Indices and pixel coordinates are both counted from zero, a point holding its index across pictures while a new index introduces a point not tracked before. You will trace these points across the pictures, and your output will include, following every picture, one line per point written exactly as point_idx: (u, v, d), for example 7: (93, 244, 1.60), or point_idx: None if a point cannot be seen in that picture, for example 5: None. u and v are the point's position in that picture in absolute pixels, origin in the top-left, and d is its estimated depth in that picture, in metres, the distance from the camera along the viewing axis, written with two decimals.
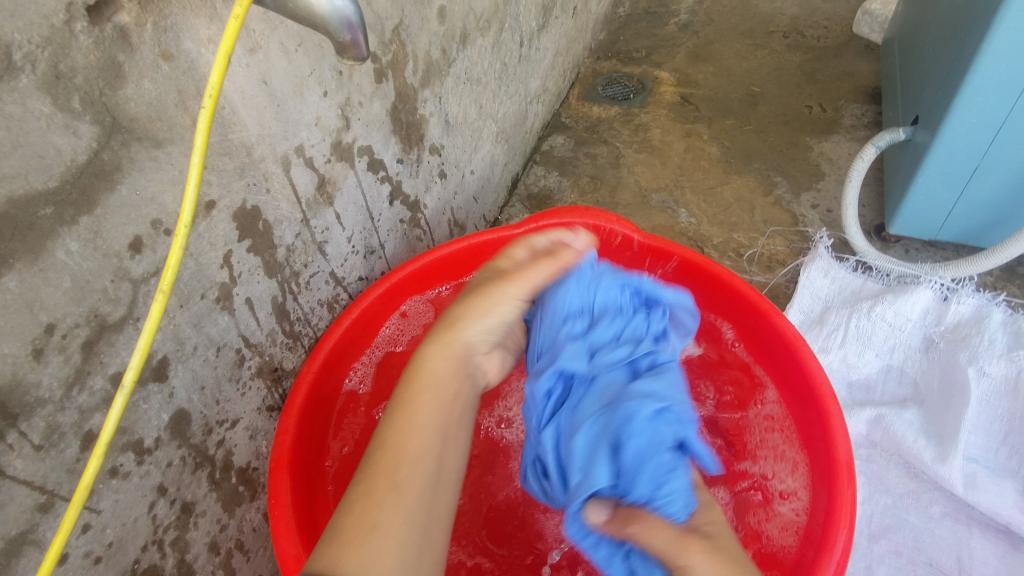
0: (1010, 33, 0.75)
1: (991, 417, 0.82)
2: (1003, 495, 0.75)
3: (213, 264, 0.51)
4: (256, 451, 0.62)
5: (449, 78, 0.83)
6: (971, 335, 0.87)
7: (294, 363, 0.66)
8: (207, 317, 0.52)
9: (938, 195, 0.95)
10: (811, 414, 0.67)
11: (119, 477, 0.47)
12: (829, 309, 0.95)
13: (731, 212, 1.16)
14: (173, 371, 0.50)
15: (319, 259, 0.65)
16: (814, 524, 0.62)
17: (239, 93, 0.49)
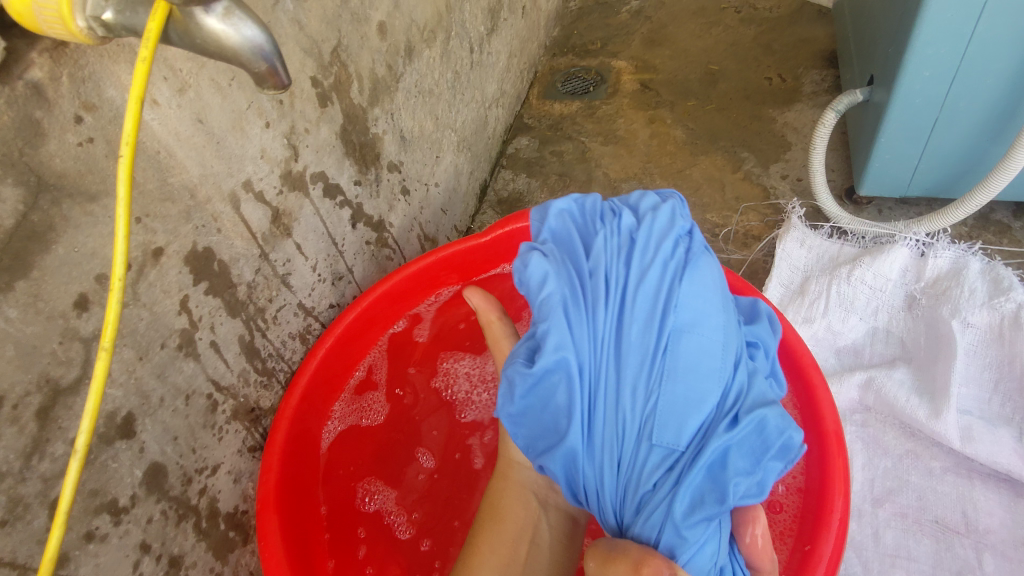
0: None
1: (980, 366, 0.81)
2: (1000, 444, 0.75)
3: (170, 312, 0.50)
4: (243, 494, 0.61)
5: (399, 93, 0.82)
6: (951, 288, 0.86)
7: (272, 401, 0.65)
8: (171, 366, 0.51)
9: (903, 151, 0.95)
10: (795, 387, 0.66)
11: (97, 540, 0.45)
12: (809, 279, 0.95)
13: (702, 193, 1.16)
14: (141, 426, 0.49)
15: (284, 292, 0.64)
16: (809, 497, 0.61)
17: (173, 136, 0.49)
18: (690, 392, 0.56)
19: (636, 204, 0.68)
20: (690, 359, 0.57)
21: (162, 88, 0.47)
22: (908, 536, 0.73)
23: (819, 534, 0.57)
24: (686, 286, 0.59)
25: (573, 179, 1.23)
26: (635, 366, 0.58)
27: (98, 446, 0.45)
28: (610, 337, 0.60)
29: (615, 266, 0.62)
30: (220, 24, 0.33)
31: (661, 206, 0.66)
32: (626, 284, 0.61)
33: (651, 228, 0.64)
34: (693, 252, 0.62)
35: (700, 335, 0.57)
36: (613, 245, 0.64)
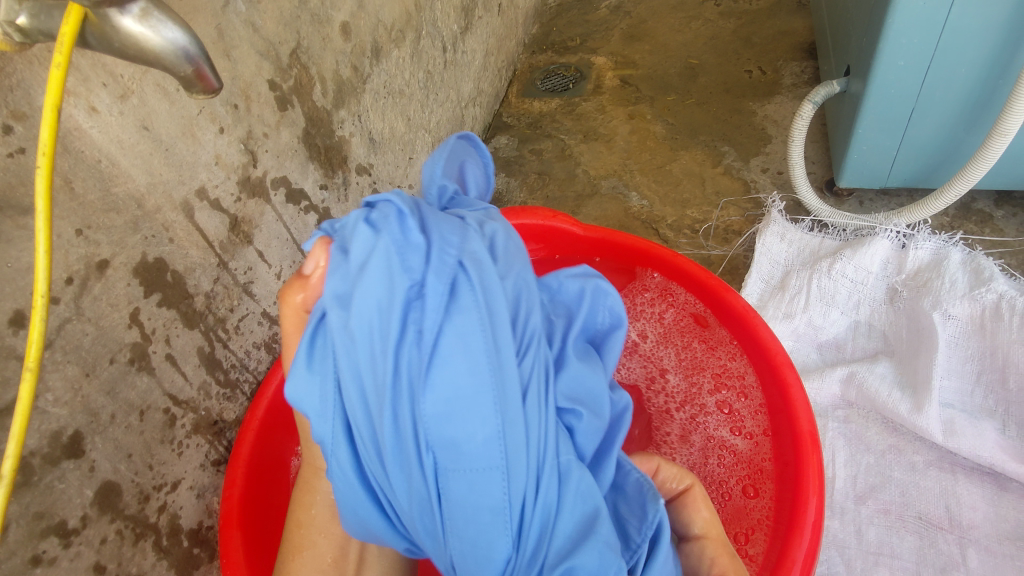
0: None
1: (962, 358, 0.80)
2: (983, 437, 0.74)
3: (119, 326, 0.49)
4: (207, 509, 0.59)
5: (366, 95, 0.81)
6: (932, 280, 0.85)
7: (237, 413, 0.64)
8: (123, 381, 0.49)
9: (880, 142, 0.94)
10: (769, 388, 0.65)
11: (44, 564, 0.44)
12: (789, 274, 0.93)
13: (682, 188, 1.15)
14: (90, 444, 0.47)
15: (246, 300, 0.62)
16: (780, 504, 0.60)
17: (116, 144, 0.47)
18: (473, 527, 0.44)
19: (348, 242, 0.46)
20: (461, 502, 0.43)
21: (102, 95, 0.45)
22: (891, 533, 0.72)
23: (793, 535, 0.56)
24: (429, 402, 0.42)
25: (552, 178, 1.22)
26: (408, 500, 0.45)
27: (42, 467, 0.43)
28: (380, 476, 0.46)
29: (365, 383, 0.44)
30: (138, 25, 0.32)
31: (368, 254, 0.44)
32: (377, 406, 0.44)
33: (363, 295, 0.43)
34: (426, 334, 0.43)
35: (466, 470, 0.43)
36: (361, 343, 0.44)
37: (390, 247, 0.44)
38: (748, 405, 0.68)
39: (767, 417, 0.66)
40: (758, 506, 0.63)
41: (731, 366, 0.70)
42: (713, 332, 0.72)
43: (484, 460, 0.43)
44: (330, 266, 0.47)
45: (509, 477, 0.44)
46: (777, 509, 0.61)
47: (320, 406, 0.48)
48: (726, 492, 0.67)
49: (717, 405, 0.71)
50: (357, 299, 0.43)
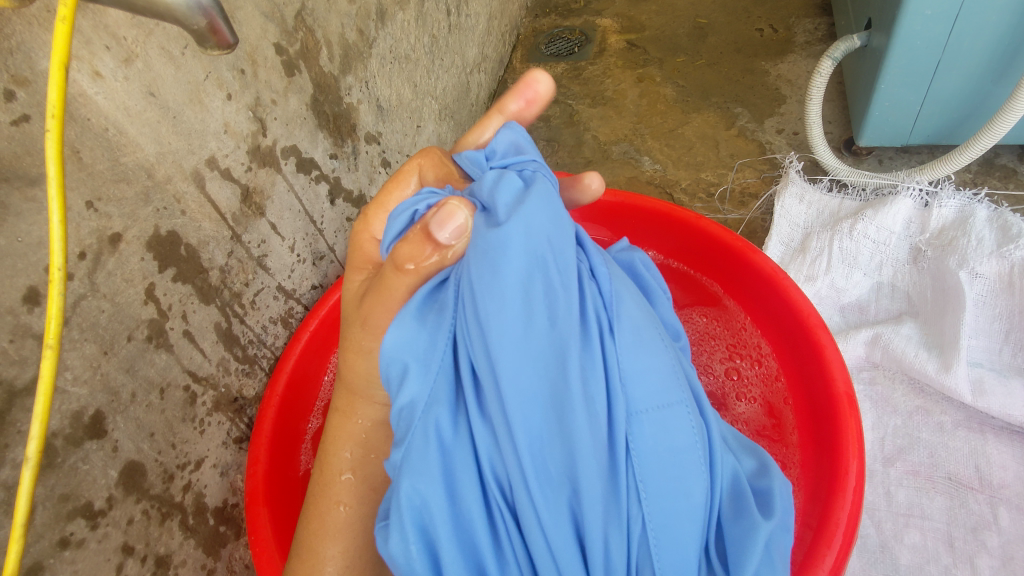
0: None
1: (990, 317, 0.79)
2: (1012, 396, 0.72)
3: (135, 302, 0.47)
4: (231, 486, 0.58)
5: (372, 60, 0.78)
6: (958, 238, 0.83)
7: (257, 389, 0.62)
8: (141, 359, 0.48)
9: (903, 98, 0.91)
10: (803, 348, 0.64)
11: (73, 546, 0.43)
12: (810, 235, 0.92)
13: (696, 151, 1.12)
14: (112, 424, 0.46)
15: (261, 274, 0.61)
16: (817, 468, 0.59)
17: (123, 111, 0.45)
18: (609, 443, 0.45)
19: (490, 196, 0.50)
20: (595, 421, 0.45)
21: (105, 59, 0.43)
22: (920, 494, 0.71)
23: (834, 498, 0.54)
24: (620, 341, 0.48)
25: (561, 145, 1.19)
26: (527, 444, 0.45)
27: (65, 448, 0.42)
28: (537, 424, 0.46)
29: (490, 322, 0.45)
30: None
31: (525, 198, 0.49)
32: (554, 356, 0.46)
33: (530, 245, 0.48)
34: (599, 275, 0.52)
35: (660, 408, 0.47)
36: (507, 289, 0.46)
37: (552, 195, 0.51)
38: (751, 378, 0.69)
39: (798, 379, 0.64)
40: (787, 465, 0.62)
41: (742, 336, 0.71)
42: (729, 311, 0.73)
43: (663, 399, 0.48)
44: (476, 231, 0.47)
45: (691, 413, 0.49)
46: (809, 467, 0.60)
47: (427, 357, 0.48)
48: (751, 445, 0.66)
49: (726, 369, 0.71)
50: (500, 255, 0.46)
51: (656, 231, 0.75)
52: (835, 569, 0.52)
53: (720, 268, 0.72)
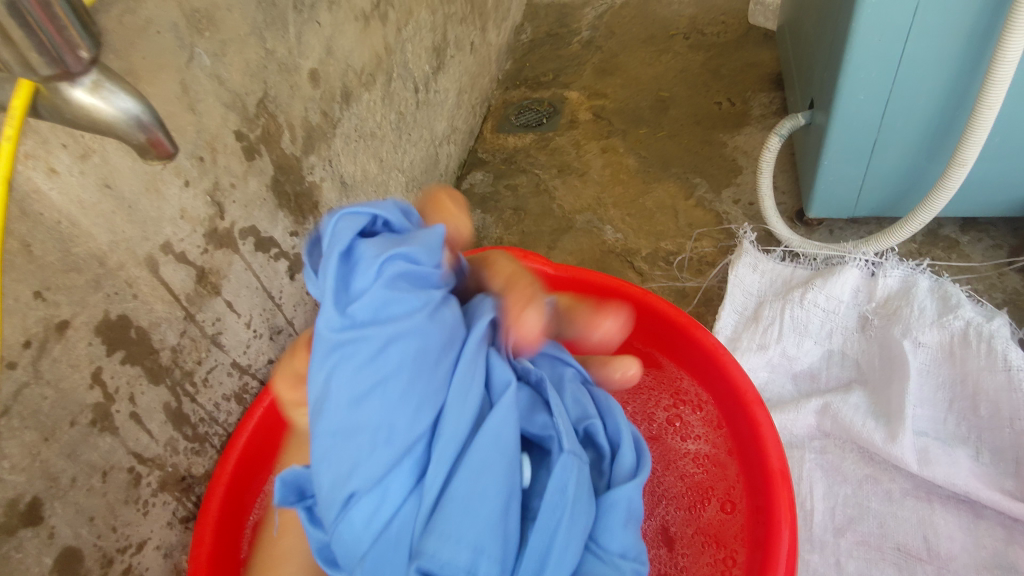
0: (877, 10, 0.75)
1: (934, 386, 0.82)
2: (956, 465, 0.75)
3: (81, 387, 0.48)
4: (175, 568, 0.58)
5: (337, 139, 0.81)
6: (902, 308, 0.87)
7: (206, 466, 0.62)
8: (84, 443, 0.48)
9: (845, 173, 0.96)
10: (742, 426, 0.66)
11: None
12: (762, 304, 0.95)
13: (656, 220, 1.16)
14: (49, 510, 0.46)
15: (214, 352, 0.62)
16: (755, 540, 0.60)
17: (77, 204, 0.47)
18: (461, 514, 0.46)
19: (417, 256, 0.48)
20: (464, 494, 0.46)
21: (61, 156, 0.45)
22: (870, 565, 0.72)
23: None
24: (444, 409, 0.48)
25: (527, 213, 1.23)
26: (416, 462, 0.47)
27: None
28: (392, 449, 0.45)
29: (384, 390, 0.44)
30: (89, 97, 0.32)
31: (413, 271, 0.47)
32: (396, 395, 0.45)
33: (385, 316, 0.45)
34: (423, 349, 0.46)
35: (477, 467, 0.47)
36: (394, 352, 0.45)
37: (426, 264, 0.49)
38: (693, 431, 0.71)
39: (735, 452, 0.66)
40: (731, 524, 0.64)
41: (682, 386, 0.73)
42: (662, 364, 0.75)
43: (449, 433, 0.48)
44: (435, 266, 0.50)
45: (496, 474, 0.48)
46: (750, 528, 0.61)
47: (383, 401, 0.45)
48: (704, 497, 0.67)
49: (669, 417, 0.73)
50: (375, 366, 0.44)
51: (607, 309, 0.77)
52: None
53: (668, 346, 0.73)
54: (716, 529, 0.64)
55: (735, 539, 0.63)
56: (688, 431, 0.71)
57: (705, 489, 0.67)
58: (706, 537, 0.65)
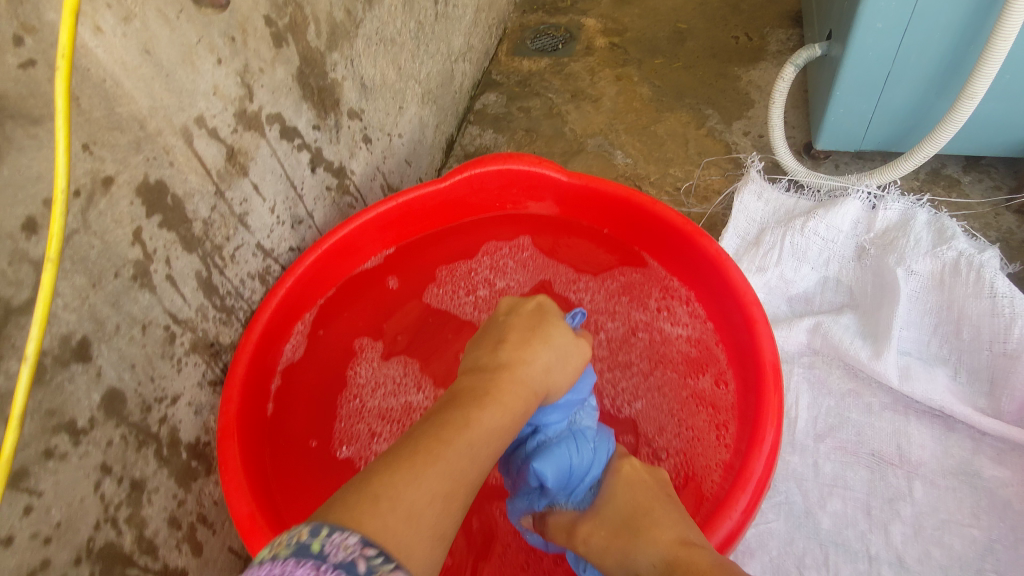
0: None
1: (922, 311, 0.85)
2: (934, 382, 0.79)
3: (123, 242, 0.51)
4: (204, 425, 0.63)
5: (359, 40, 0.82)
6: (898, 238, 0.90)
7: (233, 338, 0.67)
8: (126, 296, 0.52)
9: (856, 106, 0.98)
10: (737, 320, 0.70)
11: (55, 458, 0.47)
12: (764, 230, 0.98)
13: (666, 148, 1.18)
14: (97, 351, 0.50)
15: (241, 231, 0.65)
16: (748, 418, 0.65)
17: (120, 65, 0.49)
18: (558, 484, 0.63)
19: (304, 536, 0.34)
20: None
21: (106, 16, 0.47)
22: (845, 467, 0.77)
23: (753, 451, 0.60)
24: None
25: (539, 135, 1.24)
26: None
27: (53, 367, 0.47)
28: None
29: None
30: None
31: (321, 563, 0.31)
32: None
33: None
34: None
35: None
36: None
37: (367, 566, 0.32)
38: (686, 317, 0.76)
39: (729, 338, 0.72)
40: (722, 401, 0.70)
41: (673, 282, 0.78)
42: (648, 269, 0.80)
43: None
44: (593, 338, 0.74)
45: None
46: (741, 409, 0.67)
47: None
48: (700, 367, 0.73)
49: (659, 306, 0.78)
50: None
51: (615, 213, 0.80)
52: (750, 508, 0.57)
53: (668, 247, 0.77)
54: (711, 399, 0.71)
55: (728, 411, 0.69)
56: (679, 321, 0.77)
57: (699, 364, 0.73)
58: (700, 403, 0.71)
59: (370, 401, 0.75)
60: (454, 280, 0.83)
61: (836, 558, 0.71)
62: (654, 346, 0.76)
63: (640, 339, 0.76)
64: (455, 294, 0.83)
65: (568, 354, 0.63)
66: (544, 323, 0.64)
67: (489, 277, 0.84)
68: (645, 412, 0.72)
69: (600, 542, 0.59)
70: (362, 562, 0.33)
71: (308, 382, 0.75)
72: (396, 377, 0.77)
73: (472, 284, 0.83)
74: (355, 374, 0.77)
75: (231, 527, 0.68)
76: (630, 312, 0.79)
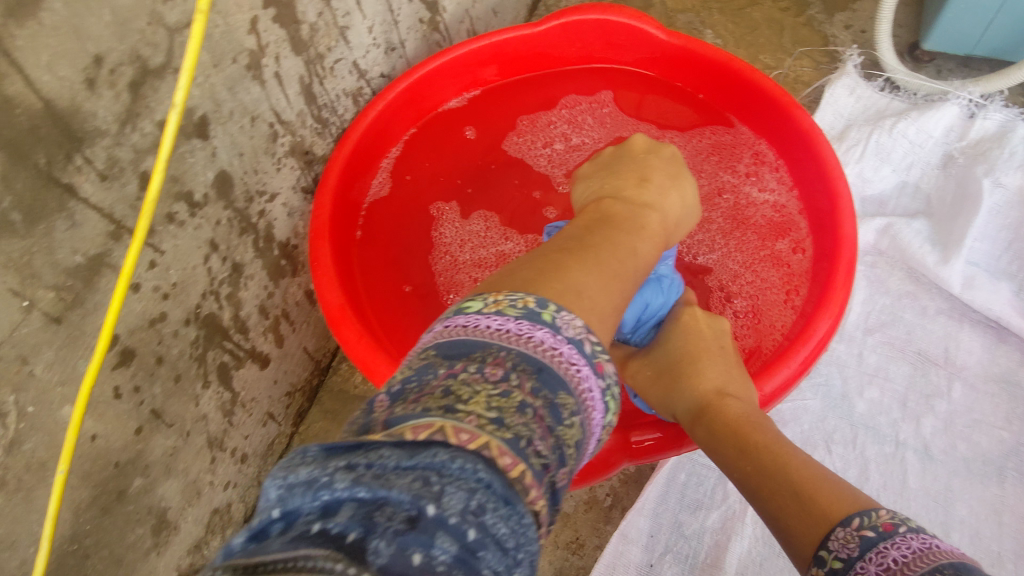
0: None
1: (999, 227, 0.83)
2: (998, 293, 0.79)
3: (241, 29, 0.52)
4: (294, 229, 0.67)
5: None
6: (992, 149, 0.87)
7: (324, 152, 0.69)
8: (240, 83, 0.54)
9: (980, 4, 0.91)
10: (820, 191, 0.71)
11: (175, 223, 0.51)
12: (850, 126, 0.95)
13: (760, 32, 1.12)
14: (213, 131, 0.53)
15: (341, 45, 0.65)
16: (816, 284, 0.68)
17: None
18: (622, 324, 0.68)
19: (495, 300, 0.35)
20: None
21: None
22: (889, 361, 0.79)
23: (818, 314, 0.62)
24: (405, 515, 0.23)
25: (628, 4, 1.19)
26: None
27: (178, 137, 0.50)
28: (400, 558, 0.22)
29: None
30: None
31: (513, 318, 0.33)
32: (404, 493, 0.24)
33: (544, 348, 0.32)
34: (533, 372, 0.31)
35: None
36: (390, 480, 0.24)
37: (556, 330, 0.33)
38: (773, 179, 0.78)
39: (811, 209, 0.73)
40: (795, 266, 0.73)
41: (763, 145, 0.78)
42: (737, 129, 0.80)
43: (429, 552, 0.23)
44: None
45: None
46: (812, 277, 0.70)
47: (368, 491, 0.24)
48: (781, 232, 0.75)
49: (749, 171, 0.79)
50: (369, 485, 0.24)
51: (709, 77, 0.79)
52: (804, 363, 0.61)
53: (757, 113, 0.77)
54: (784, 258, 0.74)
55: (800, 275, 0.72)
56: (766, 185, 0.78)
57: (779, 228, 0.76)
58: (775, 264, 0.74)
59: (461, 255, 0.78)
60: (534, 132, 0.85)
61: (864, 438, 0.76)
62: (736, 211, 0.78)
63: (720, 204, 0.78)
64: (532, 145, 0.84)
65: (688, 215, 0.62)
66: (681, 177, 0.62)
67: (567, 132, 0.85)
68: (720, 262, 0.76)
69: (644, 380, 0.65)
70: (587, 344, 0.34)
71: (396, 210, 0.79)
72: (478, 231, 0.80)
73: (549, 138, 0.85)
74: (439, 229, 0.79)
75: (308, 329, 0.75)
76: (717, 173, 0.80)
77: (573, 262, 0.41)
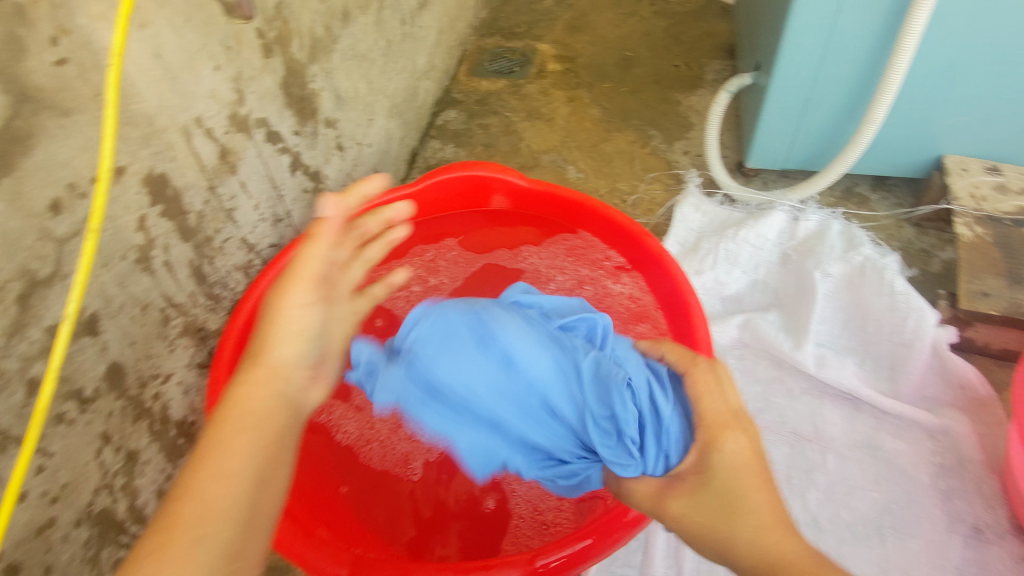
0: None
1: (835, 309, 0.97)
2: (845, 368, 0.91)
3: (129, 228, 0.56)
4: (191, 405, 0.67)
5: (336, 54, 0.88)
6: (816, 246, 1.02)
7: (218, 324, 0.71)
8: (131, 278, 0.57)
9: (781, 128, 1.10)
10: (669, 291, 0.80)
11: (65, 424, 0.51)
12: (701, 238, 1.08)
13: (614, 165, 1.28)
14: (104, 326, 0.54)
15: (228, 225, 0.70)
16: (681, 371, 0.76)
17: (135, 69, 0.54)
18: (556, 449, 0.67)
19: None
20: None
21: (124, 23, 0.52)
22: (770, 443, 0.87)
23: None
24: None
25: (498, 150, 1.33)
26: None
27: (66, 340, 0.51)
28: None
29: None
30: None
31: None
32: None
33: None
34: None
35: None
36: None
37: None
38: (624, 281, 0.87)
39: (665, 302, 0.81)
40: None
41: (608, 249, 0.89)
42: (582, 238, 0.90)
43: None
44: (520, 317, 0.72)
45: None
46: None
47: None
48: (642, 319, 0.84)
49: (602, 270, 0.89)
50: None
51: (558, 206, 0.90)
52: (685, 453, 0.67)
53: (601, 228, 0.87)
54: (650, 342, 0.83)
55: None
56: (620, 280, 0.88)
57: (639, 314, 0.85)
58: None
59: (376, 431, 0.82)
60: (395, 276, 0.91)
61: None
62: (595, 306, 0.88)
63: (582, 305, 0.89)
64: (393, 288, 0.91)
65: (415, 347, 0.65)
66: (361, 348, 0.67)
67: (424, 275, 0.92)
68: None
69: (689, 516, 0.52)
70: None
71: None
72: (366, 396, 0.83)
73: (409, 280, 0.91)
74: (343, 407, 0.82)
75: None
76: (577, 268, 0.91)
77: (235, 449, 0.47)
